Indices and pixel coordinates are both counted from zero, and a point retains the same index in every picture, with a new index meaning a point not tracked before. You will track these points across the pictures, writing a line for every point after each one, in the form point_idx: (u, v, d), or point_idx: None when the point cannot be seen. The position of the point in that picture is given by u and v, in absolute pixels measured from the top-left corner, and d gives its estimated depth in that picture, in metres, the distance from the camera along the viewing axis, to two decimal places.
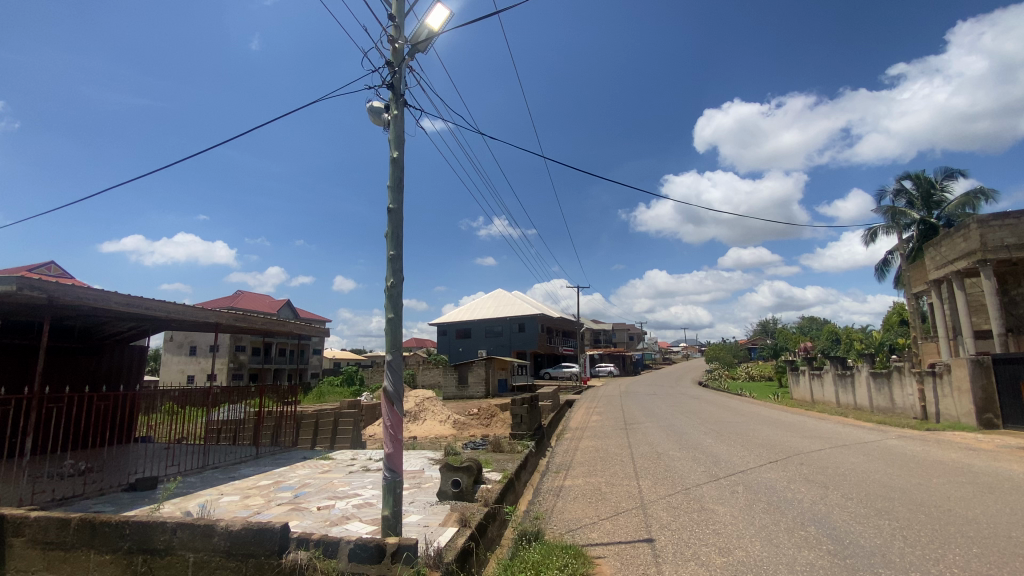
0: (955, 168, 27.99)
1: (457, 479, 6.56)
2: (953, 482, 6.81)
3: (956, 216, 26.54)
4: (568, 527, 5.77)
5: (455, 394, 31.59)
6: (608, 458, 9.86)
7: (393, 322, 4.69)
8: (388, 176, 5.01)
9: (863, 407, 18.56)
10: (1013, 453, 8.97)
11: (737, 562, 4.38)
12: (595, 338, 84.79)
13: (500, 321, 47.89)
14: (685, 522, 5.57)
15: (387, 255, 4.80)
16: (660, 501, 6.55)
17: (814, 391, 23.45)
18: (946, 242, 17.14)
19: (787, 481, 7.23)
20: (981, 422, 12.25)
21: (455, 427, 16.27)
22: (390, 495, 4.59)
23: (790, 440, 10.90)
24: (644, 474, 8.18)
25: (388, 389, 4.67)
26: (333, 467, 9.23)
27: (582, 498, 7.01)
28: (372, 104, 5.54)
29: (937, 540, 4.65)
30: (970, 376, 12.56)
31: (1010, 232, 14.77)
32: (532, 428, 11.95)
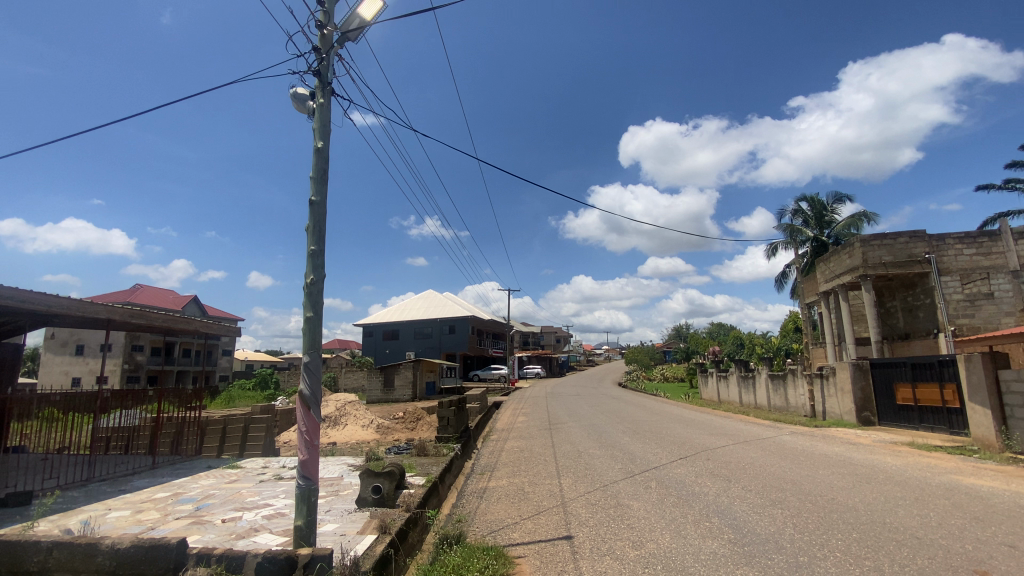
0: (843, 193, 31.46)
1: (378, 485, 6.35)
2: (835, 474, 7.64)
3: (843, 236, 29.79)
4: (490, 528, 5.79)
5: (379, 398, 30.58)
6: (532, 459, 10.06)
7: (312, 321, 4.48)
8: (311, 167, 4.78)
9: (762, 406, 20.34)
10: (884, 447, 10.22)
11: (648, 554, 4.62)
12: (524, 341, 86.16)
13: (429, 322, 47.21)
14: (602, 518, 5.77)
15: (308, 250, 4.58)
16: (580, 498, 6.78)
17: (721, 392, 25.28)
18: (834, 258, 19.22)
19: (696, 476, 7.73)
20: (860, 419, 13.90)
21: (378, 431, 15.75)
22: (304, 504, 4.36)
23: (700, 437, 11.67)
24: (566, 473, 8.42)
25: (304, 392, 4.44)
26: (242, 476, 8.61)
27: (505, 499, 7.07)
28: (296, 89, 5.28)
29: (822, 527, 5.19)
30: (851, 378, 14.19)
31: (887, 251, 16.82)
32: (459, 430, 11.85)
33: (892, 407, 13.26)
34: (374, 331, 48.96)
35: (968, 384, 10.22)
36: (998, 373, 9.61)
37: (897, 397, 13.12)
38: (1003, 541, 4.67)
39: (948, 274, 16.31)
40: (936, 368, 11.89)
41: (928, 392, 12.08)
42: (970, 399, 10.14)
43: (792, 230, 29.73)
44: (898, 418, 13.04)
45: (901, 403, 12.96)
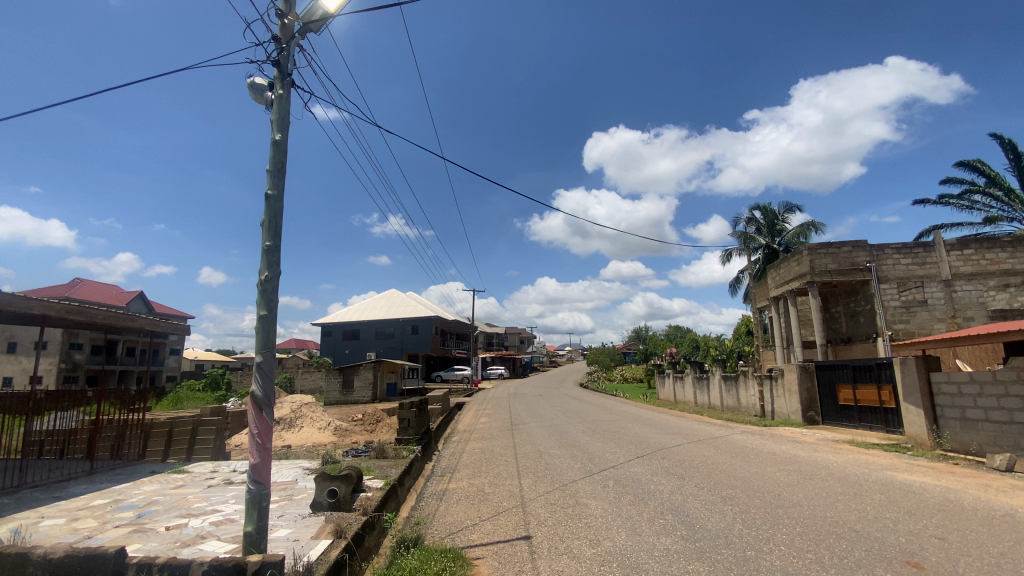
0: (794, 203, 33.00)
1: (334, 488, 6.22)
2: (782, 470, 8.02)
3: (793, 244, 31.24)
4: (449, 530, 5.75)
5: (338, 399, 29.85)
6: (493, 459, 10.07)
7: (266, 320, 4.33)
8: (268, 160, 4.63)
9: (715, 406, 21.09)
10: (827, 445, 10.79)
11: (605, 552, 4.70)
12: (488, 343, 86.19)
13: (391, 322, 46.48)
14: (560, 518, 5.83)
15: (263, 246, 4.43)
16: (540, 498, 6.83)
17: (678, 392, 26.04)
18: (784, 265, 20.18)
19: (652, 474, 7.92)
20: (805, 419, 14.63)
21: (335, 434, 15.37)
22: (255, 509, 4.20)
23: (657, 437, 11.97)
24: (526, 474, 8.46)
25: (256, 393, 4.29)
26: (189, 482, 8.22)
27: (464, 500, 7.05)
28: (254, 79, 5.11)
29: (768, 521, 5.43)
30: (798, 379, 14.92)
31: (832, 260, 17.88)
32: (419, 432, 11.72)
33: (834, 407, 13.99)
34: (333, 331, 47.76)
35: (903, 386, 10.91)
36: (930, 375, 10.30)
37: (839, 398, 13.87)
38: (932, 534, 5.00)
39: (887, 282, 17.38)
40: (875, 370, 12.61)
41: (867, 393, 12.84)
42: (905, 399, 10.83)
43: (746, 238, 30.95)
44: (839, 417, 13.80)
45: (843, 403, 13.70)
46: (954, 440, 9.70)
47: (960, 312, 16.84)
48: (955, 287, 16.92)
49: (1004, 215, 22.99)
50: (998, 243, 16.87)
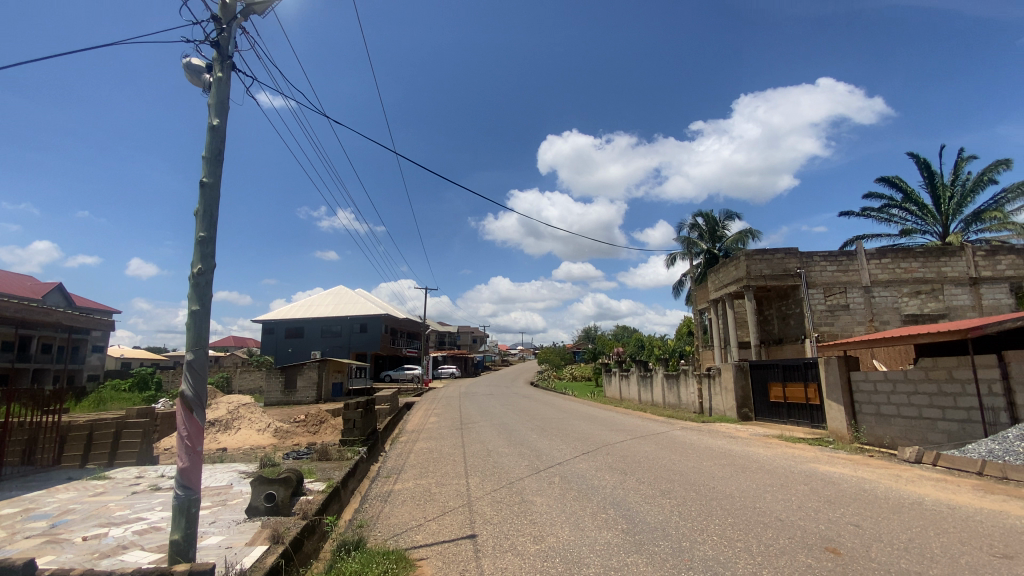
0: (733, 211, 34.75)
1: (272, 492, 5.97)
2: (717, 464, 8.45)
3: (732, 250, 32.91)
4: (392, 532, 5.66)
5: (279, 399, 28.64)
6: (440, 459, 9.99)
7: (198, 316, 4.10)
8: (204, 145, 4.38)
9: (657, 403, 21.92)
10: (758, 439, 11.47)
11: (548, 548, 4.78)
12: (439, 342, 85.41)
13: (338, 320, 45.14)
14: (506, 516, 5.87)
15: (195, 237, 4.19)
16: (486, 497, 6.84)
17: (624, 390, 26.82)
18: (723, 269, 21.23)
19: (596, 470, 8.14)
20: (740, 415, 15.48)
21: (275, 436, 14.77)
22: (182, 516, 3.97)
23: (602, 433, 12.28)
24: (474, 473, 8.45)
25: (186, 394, 4.05)
26: (111, 488, 7.64)
27: (410, 501, 6.96)
28: (190, 60, 4.82)
29: (703, 513, 5.71)
30: (734, 377, 15.77)
31: (767, 265, 19.00)
32: (365, 433, 11.44)
33: (765, 404, 14.86)
34: (275, 328, 45.77)
35: (827, 384, 11.74)
36: (850, 374, 11.15)
37: (770, 395, 14.73)
38: (849, 521, 5.41)
39: (814, 287, 18.65)
40: (802, 369, 13.48)
41: (795, 391, 13.72)
42: (829, 397, 11.66)
43: (689, 243, 32.30)
44: (770, 413, 14.68)
45: (773, 400, 14.57)
46: (870, 434, 10.56)
47: (877, 316, 18.29)
48: (873, 293, 18.38)
49: (917, 228, 25.16)
50: (912, 254, 18.41)
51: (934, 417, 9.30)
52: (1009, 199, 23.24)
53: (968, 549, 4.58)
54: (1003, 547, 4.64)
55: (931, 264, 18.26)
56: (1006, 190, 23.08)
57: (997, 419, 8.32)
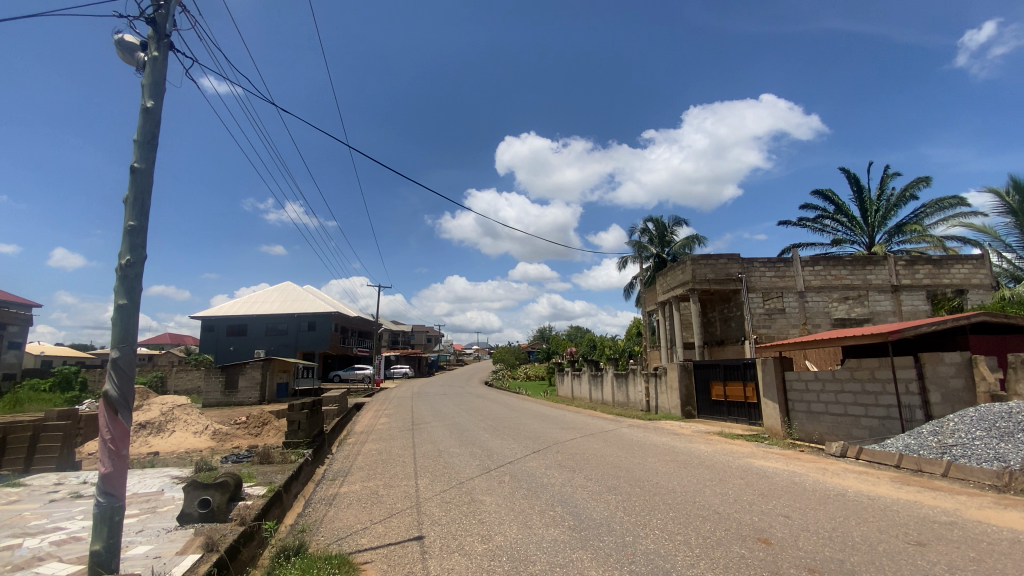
0: (681, 217, 36.10)
1: (207, 497, 5.68)
2: (661, 460, 8.77)
3: (679, 254, 34.18)
4: (336, 536, 5.50)
5: (219, 400, 27.22)
6: (390, 460, 9.82)
7: (125, 310, 3.84)
8: (135, 129, 4.10)
9: (607, 401, 22.47)
10: (700, 436, 11.99)
11: (496, 547, 4.79)
12: (392, 340, 83.93)
13: (284, 318, 43.42)
14: (455, 516, 5.84)
15: (124, 226, 3.92)
16: (435, 497, 6.78)
17: (575, 389, 27.30)
18: (670, 273, 22.03)
19: (546, 468, 8.26)
20: (684, 413, 16.11)
21: (214, 438, 14.04)
22: (104, 525, 3.70)
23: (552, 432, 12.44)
24: (424, 473, 8.36)
25: (110, 394, 3.77)
26: (25, 496, 7.01)
27: (356, 504, 6.79)
28: (123, 37, 4.51)
29: (646, 508, 5.90)
30: (678, 376, 16.39)
31: (710, 270, 19.89)
32: (311, 435, 11.06)
33: (707, 402, 15.52)
34: (216, 326, 43.53)
35: (763, 383, 12.42)
36: (784, 374, 11.85)
37: (712, 394, 15.40)
38: (780, 513, 5.75)
39: (754, 291, 19.67)
40: (741, 369, 14.17)
41: (734, 389, 14.41)
42: (765, 395, 12.31)
43: (639, 247, 33.28)
44: (711, 411, 15.36)
45: (714, 398, 15.25)
46: (801, 430, 11.27)
47: (810, 320, 19.49)
48: (806, 298, 19.61)
49: (847, 238, 27.01)
50: (842, 262, 19.76)
51: (859, 413, 10.02)
52: (928, 214, 25.35)
53: (885, 537, 4.97)
54: (915, 534, 5.06)
55: (858, 272, 19.66)
56: (925, 206, 25.16)
57: (913, 416, 9.07)
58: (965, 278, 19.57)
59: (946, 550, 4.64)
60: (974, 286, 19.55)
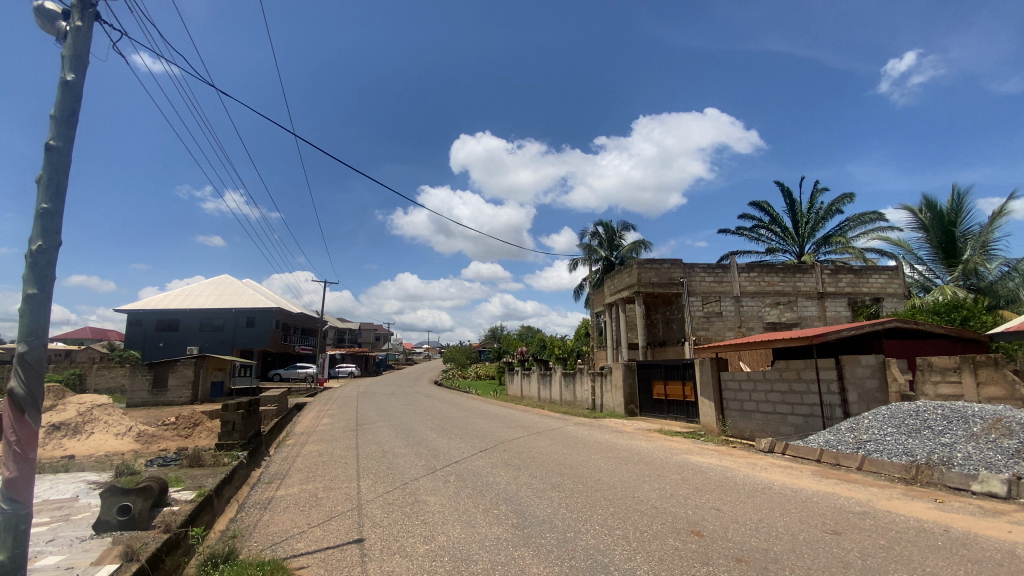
0: (629, 222, 37.22)
1: (127, 504, 5.29)
2: (604, 457, 9.01)
3: (627, 258, 35.22)
4: (271, 541, 5.28)
5: (145, 400, 25.42)
6: (332, 462, 9.53)
7: (35, 301, 3.51)
8: (52, 104, 3.75)
9: (555, 400, 22.81)
10: (642, 434, 12.40)
11: (437, 548, 4.75)
12: (338, 339, 81.55)
13: (221, 313, 41.17)
14: (397, 517, 5.76)
15: (35, 209, 3.58)
16: (377, 499, 6.64)
17: (524, 389, 27.50)
18: (617, 276, 22.68)
19: (492, 467, 8.28)
20: (627, 411, 16.64)
21: (139, 440, 13.10)
22: (8, 535, 3.36)
23: (500, 431, 12.48)
24: (366, 474, 8.17)
25: (15, 393, 3.41)
26: None
27: (293, 507, 6.55)
28: (41, 3, 4.13)
29: (588, 504, 6.06)
30: (623, 376, 16.90)
31: (655, 273, 20.66)
32: (246, 436, 10.54)
33: (649, 401, 16.09)
34: (143, 321, 40.57)
35: (701, 383, 13.01)
36: (719, 374, 12.46)
37: (653, 393, 15.98)
38: (713, 506, 6.05)
39: (694, 295, 20.58)
40: (680, 369, 14.77)
41: (674, 388, 15.01)
42: (703, 395, 12.90)
43: (589, 250, 33.97)
44: (653, 409, 15.93)
45: (656, 397, 15.81)
46: (734, 427, 11.91)
47: (745, 323, 20.60)
48: (742, 303, 20.73)
49: (779, 247, 28.76)
50: (775, 269, 21.02)
51: (785, 412, 10.71)
52: (851, 228, 27.42)
53: (806, 527, 5.34)
54: (832, 524, 5.47)
55: (789, 279, 20.96)
56: (849, 220, 27.21)
57: (833, 413, 9.80)
58: (881, 287, 21.30)
59: (859, 538, 5.05)
60: (890, 294, 21.30)
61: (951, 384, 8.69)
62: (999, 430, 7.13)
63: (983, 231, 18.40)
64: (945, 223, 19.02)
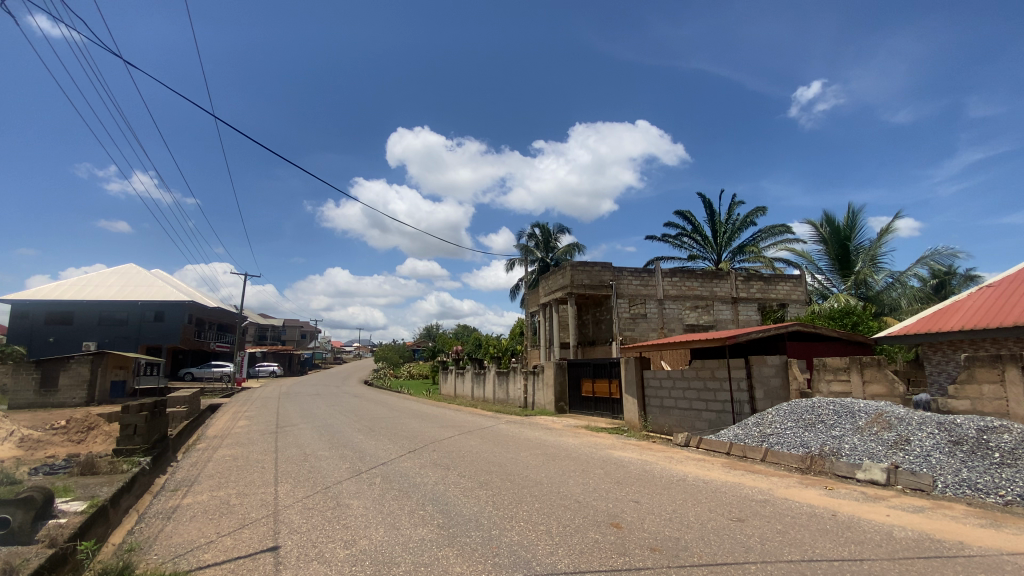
0: (565, 225, 38.14)
1: (4, 517, 4.68)
2: (532, 454, 9.20)
3: (562, 260, 36.04)
4: (174, 553, 4.90)
5: (30, 403, 22.75)
6: (247, 466, 9.00)
7: None
8: None
9: (488, 398, 22.91)
10: (570, 430, 12.75)
11: (359, 552, 4.63)
12: (260, 336, 76.88)
13: (125, 306, 37.55)
14: (317, 522, 5.54)
15: None
16: (295, 504, 6.34)
17: (457, 388, 27.34)
18: (551, 276, 23.19)
19: (420, 467, 8.16)
20: (557, 408, 17.06)
21: (20, 447, 11.62)
22: None
23: (429, 430, 12.35)
24: (285, 479, 7.78)
25: None
26: None
27: (202, 515, 6.11)
28: None
29: (514, 500, 6.15)
30: (554, 374, 17.31)
31: (587, 275, 21.36)
32: (150, 441, 9.64)
33: (578, 398, 16.58)
34: (30, 313, 36.14)
35: (625, 381, 13.60)
36: (642, 372, 13.08)
37: (582, 390, 16.47)
38: (632, 498, 6.34)
39: (623, 297, 21.47)
40: (607, 368, 15.34)
41: (601, 386, 15.56)
42: (627, 392, 13.51)
43: (525, 251, 34.40)
44: (581, 406, 16.42)
45: (584, 394, 16.31)
46: (654, 423, 12.54)
47: (667, 325, 21.74)
48: (665, 305, 21.87)
49: (700, 254, 30.64)
50: (696, 274, 22.38)
51: (700, 408, 11.44)
52: (762, 238, 29.73)
53: (714, 516, 5.74)
54: (737, 512, 5.92)
55: (707, 284, 22.39)
56: (761, 231, 29.49)
57: (742, 409, 10.59)
58: (787, 294, 23.29)
59: (759, 524, 5.50)
60: (794, 300, 23.34)
61: (841, 382, 9.65)
62: (880, 423, 8.03)
63: (872, 246, 20.65)
64: (842, 237, 21.13)
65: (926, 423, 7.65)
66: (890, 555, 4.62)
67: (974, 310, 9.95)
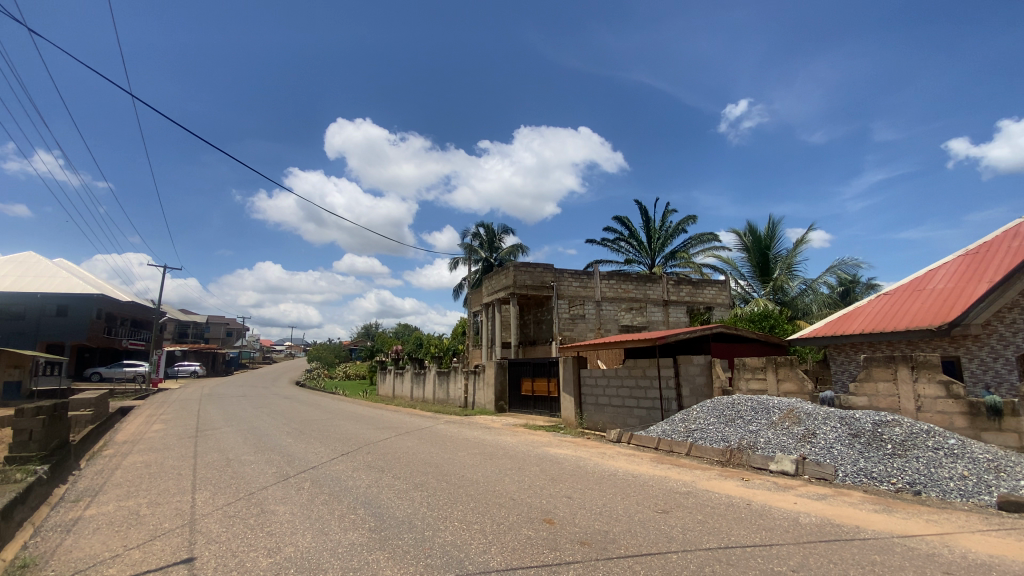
0: (509, 226, 38.41)
1: None
2: (469, 453, 9.18)
3: (505, 260, 36.25)
4: (74, 569, 4.48)
5: None
6: (163, 473, 8.38)
7: None
8: None
9: (427, 398, 22.66)
10: (508, 429, 12.86)
11: (283, 560, 4.45)
12: (180, 334, 71.49)
13: (21, 299, 33.76)
14: (238, 530, 5.26)
15: None
16: (215, 512, 5.99)
17: (396, 388, 26.80)
18: (494, 276, 23.29)
19: (352, 470, 7.94)
20: (496, 407, 17.16)
21: None
22: None
23: (364, 432, 12.04)
24: (204, 486, 7.31)
25: None
26: None
27: (108, 527, 5.63)
28: None
29: (448, 501, 6.14)
30: (495, 373, 17.38)
31: (529, 276, 21.66)
32: (48, 448, 8.70)
33: (517, 397, 16.76)
34: None
35: (563, 380, 13.92)
36: (579, 372, 13.44)
37: (521, 389, 16.66)
38: (564, 494, 6.51)
39: (563, 297, 21.93)
40: (546, 367, 15.62)
41: (540, 385, 15.81)
42: (565, 390, 13.83)
43: (469, 250, 34.30)
44: (520, 405, 16.62)
45: (524, 393, 16.50)
46: (589, 420, 12.93)
47: (604, 325, 22.43)
48: (602, 306, 22.55)
49: (636, 258, 31.86)
50: (631, 278, 23.25)
51: (632, 405, 11.92)
52: (692, 245, 31.37)
53: (641, 508, 6.00)
54: (662, 504, 6.23)
55: (641, 287, 23.34)
56: (691, 238, 31.11)
57: (670, 406, 11.15)
58: (713, 297, 24.73)
59: (681, 515, 5.83)
60: (719, 304, 24.81)
61: (759, 380, 10.40)
62: (791, 418, 8.74)
63: (789, 255, 22.37)
64: (762, 246, 22.72)
65: (830, 418, 8.40)
66: (795, 540, 5.04)
67: (872, 317, 11.04)
